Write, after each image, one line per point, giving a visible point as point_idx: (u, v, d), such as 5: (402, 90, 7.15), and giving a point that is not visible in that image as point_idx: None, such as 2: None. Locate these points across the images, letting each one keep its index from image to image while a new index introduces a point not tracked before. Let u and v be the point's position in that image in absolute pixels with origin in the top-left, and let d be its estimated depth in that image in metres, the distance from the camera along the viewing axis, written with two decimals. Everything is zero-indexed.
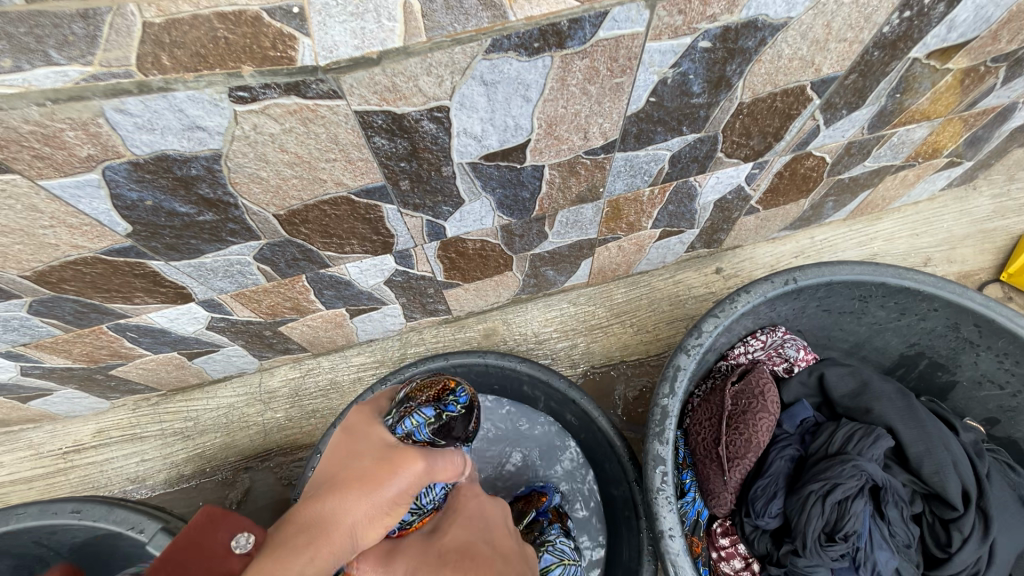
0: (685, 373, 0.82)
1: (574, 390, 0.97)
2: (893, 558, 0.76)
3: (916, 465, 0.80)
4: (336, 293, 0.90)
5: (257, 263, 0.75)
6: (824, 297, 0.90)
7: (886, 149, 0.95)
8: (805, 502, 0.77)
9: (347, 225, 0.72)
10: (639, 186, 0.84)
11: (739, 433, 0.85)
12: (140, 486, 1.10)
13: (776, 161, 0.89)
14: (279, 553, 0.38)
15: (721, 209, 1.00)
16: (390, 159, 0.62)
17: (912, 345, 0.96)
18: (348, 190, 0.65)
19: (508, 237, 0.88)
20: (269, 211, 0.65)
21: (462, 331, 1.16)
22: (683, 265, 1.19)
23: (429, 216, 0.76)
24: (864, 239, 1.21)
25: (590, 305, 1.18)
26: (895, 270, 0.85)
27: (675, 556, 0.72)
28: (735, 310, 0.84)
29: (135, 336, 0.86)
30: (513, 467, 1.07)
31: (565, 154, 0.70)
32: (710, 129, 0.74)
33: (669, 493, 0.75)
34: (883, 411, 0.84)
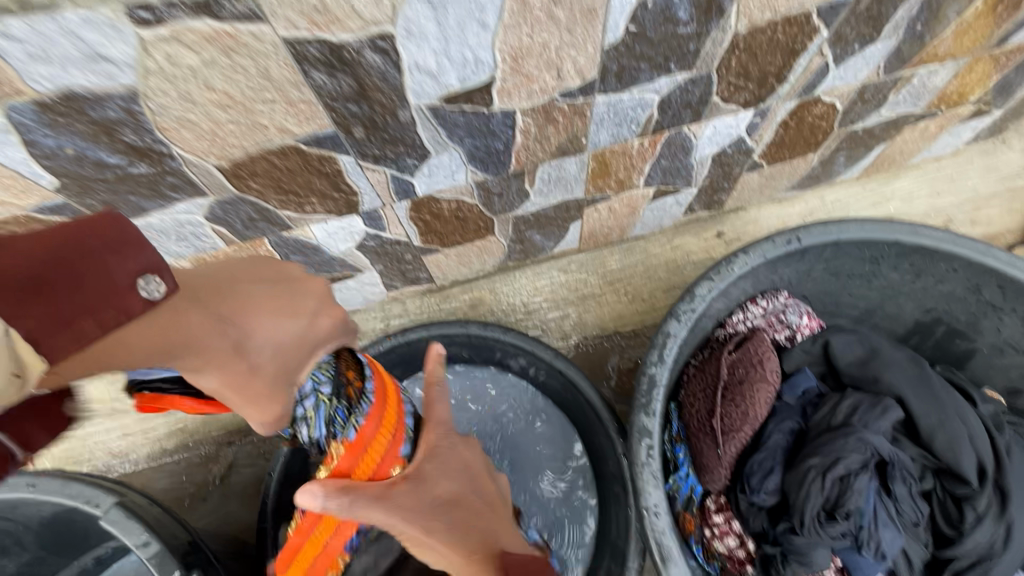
0: (675, 341, 0.75)
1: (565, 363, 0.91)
2: (900, 537, 0.71)
3: (927, 438, 0.73)
4: (305, 259, 0.85)
5: (212, 225, 0.70)
6: (831, 258, 0.83)
7: (904, 94, 0.86)
8: (803, 478, 0.71)
9: (301, 179, 0.66)
10: (626, 137, 0.76)
11: (735, 405, 0.79)
12: (123, 460, 1.08)
13: (779, 109, 0.80)
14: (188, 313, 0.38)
15: (720, 164, 0.92)
16: (336, 100, 0.55)
17: (928, 310, 0.88)
18: (296, 139, 0.59)
19: (486, 197, 0.82)
20: (210, 162, 0.59)
21: (447, 301, 1.10)
22: (682, 230, 1.12)
23: (393, 170, 0.69)
24: (879, 198, 1.12)
25: (582, 273, 1.11)
26: (910, 226, 0.77)
27: (660, 535, 0.67)
28: (731, 272, 0.77)
29: None
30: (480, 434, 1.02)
31: (538, 97, 0.63)
32: (703, 67, 0.66)
33: (654, 467, 0.70)
34: (893, 380, 0.77)
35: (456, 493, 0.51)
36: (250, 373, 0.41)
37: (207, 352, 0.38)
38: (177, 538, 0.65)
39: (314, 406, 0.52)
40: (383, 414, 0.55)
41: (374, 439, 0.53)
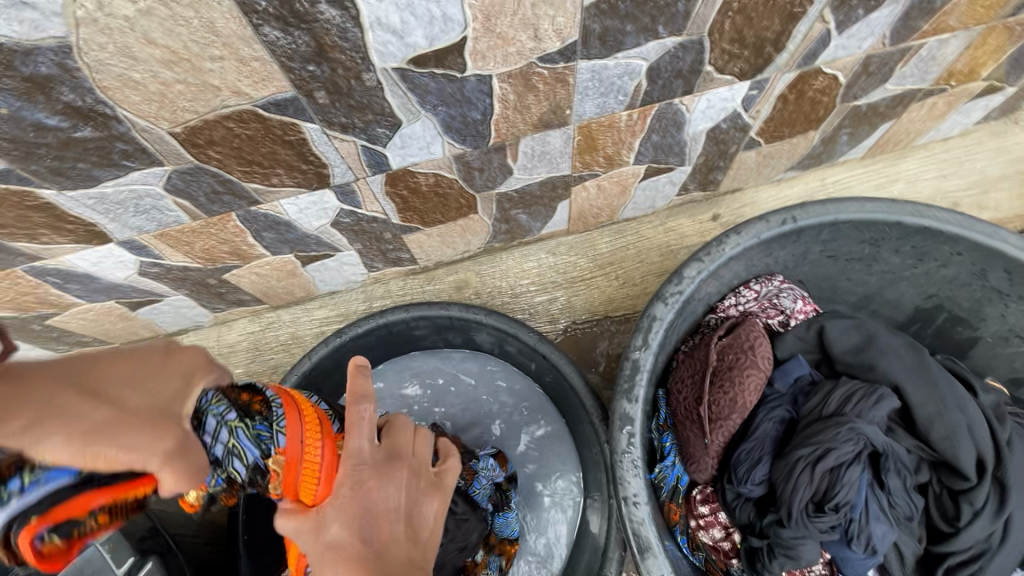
0: (660, 324, 0.72)
1: (551, 348, 0.86)
2: (891, 531, 0.68)
3: (923, 430, 0.69)
4: (278, 237, 0.81)
5: (172, 197, 0.66)
6: (828, 240, 0.78)
7: (911, 67, 0.81)
8: (792, 469, 0.68)
9: (265, 149, 0.62)
10: (613, 109, 0.72)
11: (723, 392, 0.76)
12: None
13: (777, 81, 0.76)
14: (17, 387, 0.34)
15: (715, 141, 0.87)
16: (292, 60, 0.51)
17: (930, 297, 0.84)
18: (253, 103, 0.55)
19: (466, 171, 0.77)
20: (161, 127, 0.55)
21: (431, 283, 1.06)
22: (676, 212, 1.08)
23: (363, 140, 0.65)
24: (883, 180, 1.07)
25: (571, 255, 1.08)
26: (912, 206, 0.72)
27: (639, 525, 0.65)
28: (722, 253, 0.74)
29: (61, 282, 0.79)
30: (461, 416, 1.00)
31: (515, 60, 0.59)
32: (694, 30, 0.62)
33: (635, 456, 0.67)
34: (889, 368, 0.73)
35: (345, 545, 0.43)
36: (118, 413, 0.36)
37: (55, 407, 0.34)
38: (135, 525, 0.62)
39: (231, 434, 0.47)
40: (303, 415, 0.51)
41: (302, 449, 0.48)
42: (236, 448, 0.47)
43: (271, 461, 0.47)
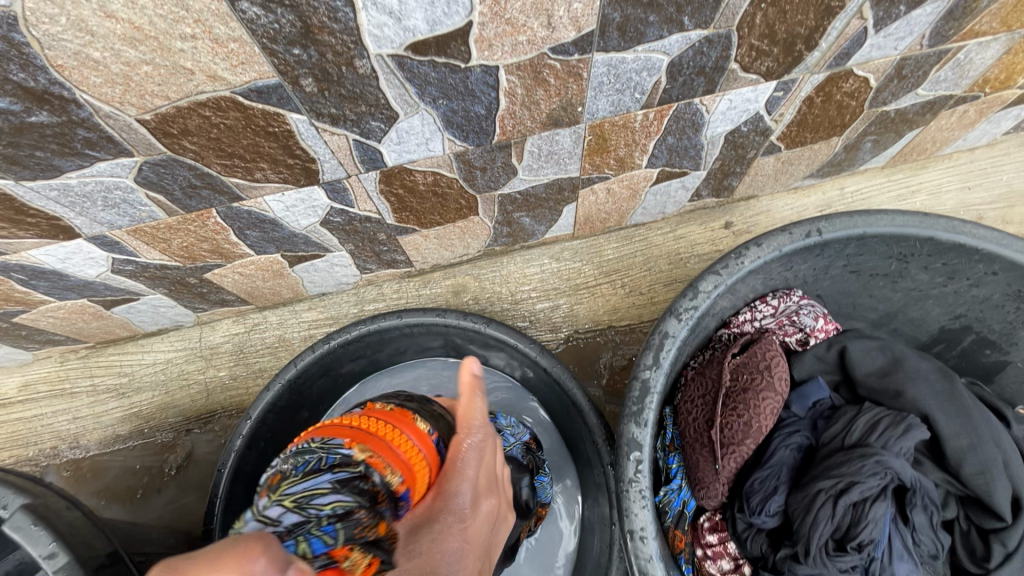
0: (674, 342, 0.66)
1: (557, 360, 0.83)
2: (916, 572, 0.63)
3: (954, 463, 0.64)
4: (263, 235, 0.76)
5: (145, 191, 0.60)
6: (854, 254, 0.73)
7: (946, 72, 0.76)
8: (812, 502, 0.63)
9: (246, 141, 0.56)
10: (629, 107, 0.67)
11: (737, 415, 0.71)
12: (73, 446, 1.00)
13: (804, 83, 0.70)
14: None
15: (733, 145, 0.82)
16: (275, 42, 0.45)
17: (957, 317, 0.79)
18: (231, 90, 0.49)
19: (467, 170, 0.72)
20: (128, 113, 0.49)
21: (427, 287, 1.01)
22: (686, 218, 1.02)
23: (356, 133, 0.60)
24: (904, 191, 1.02)
25: (575, 261, 1.02)
26: (947, 221, 0.67)
27: (646, 562, 0.60)
28: (740, 266, 0.68)
29: (26, 279, 0.73)
30: None
31: (525, 51, 0.53)
32: (722, 24, 0.56)
33: (643, 486, 0.61)
34: (918, 396, 0.67)
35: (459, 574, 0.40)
36: None
37: None
38: (92, 549, 0.57)
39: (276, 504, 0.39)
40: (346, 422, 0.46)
41: (380, 435, 0.44)
42: (303, 500, 0.39)
43: (360, 454, 0.42)
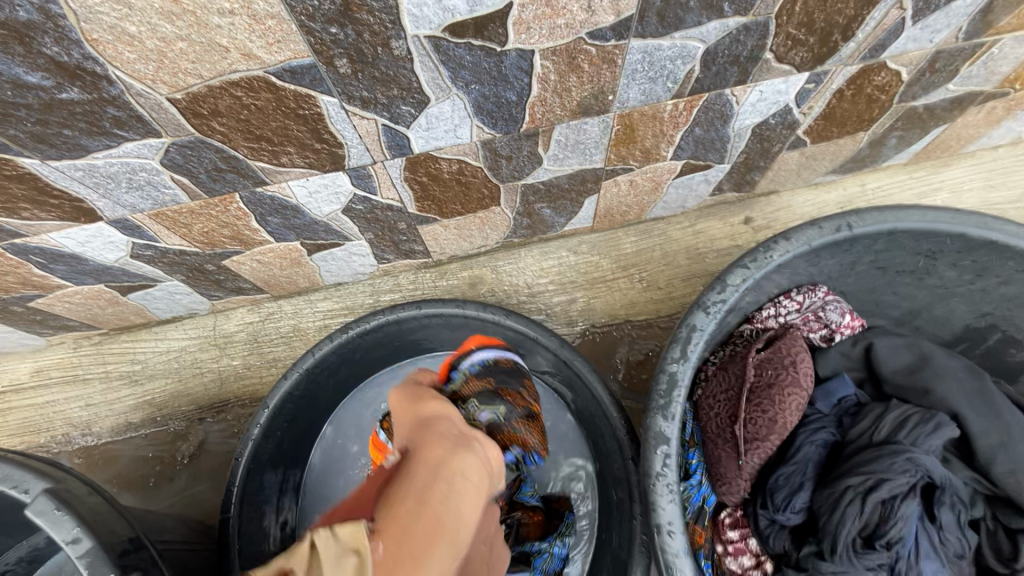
0: (701, 336, 0.65)
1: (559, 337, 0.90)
2: (942, 570, 0.62)
3: (984, 460, 0.64)
4: (284, 222, 0.75)
5: (170, 173, 0.60)
6: (881, 250, 0.72)
7: (978, 67, 0.75)
8: (838, 500, 0.63)
9: (275, 124, 0.55)
10: (659, 96, 0.66)
11: (762, 410, 0.70)
12: (85, 433, 0.99)
13: (837, 75, 0.69)
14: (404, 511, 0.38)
15: (760, 138, 0.81)
16: (313, 19, 0.44)
17: (983, 315, 0.79)
18: (265, 69, 0.48)
19: (492, 159, 0.71)
20: (159, 92, 0.48)
21: (444, 278, 1.00)
22: (706, 213, 1.01)
23: (385, 118, 0.59)
24: (926, 189, 1.01)
25: (593, 255, 1.01)
26: (980, 218, 0.67)
27: (673, 557, 0.59)
28: (769, 260, 0.67)
29: (45, 263, 0.72)
30: None
31: (562, 35, 0.52)
32: (761, 11, 0.56)
33: (671, 480, 0.61)
34: (946, 393, 0.67)
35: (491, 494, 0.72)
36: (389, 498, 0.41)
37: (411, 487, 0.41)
38: (115, 534, 0.56)
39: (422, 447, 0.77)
40: None
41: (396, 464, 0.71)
42: None
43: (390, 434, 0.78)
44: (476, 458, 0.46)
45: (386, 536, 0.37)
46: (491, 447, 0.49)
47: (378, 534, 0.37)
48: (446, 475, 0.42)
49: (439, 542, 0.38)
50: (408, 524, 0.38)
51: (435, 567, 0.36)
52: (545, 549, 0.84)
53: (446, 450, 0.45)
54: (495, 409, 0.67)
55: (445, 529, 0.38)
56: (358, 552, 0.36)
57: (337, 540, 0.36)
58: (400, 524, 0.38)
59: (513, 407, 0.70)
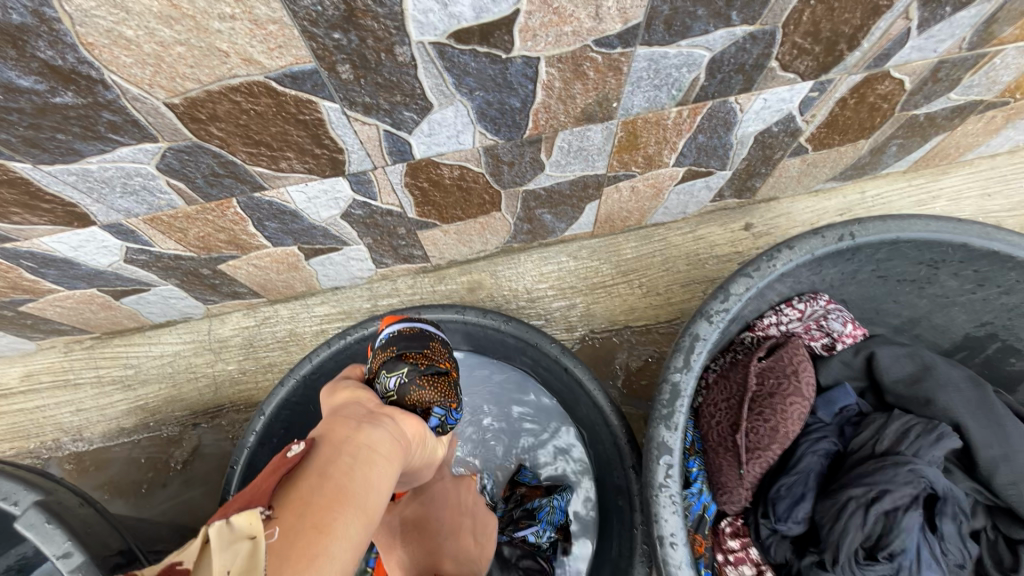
0: (704, 345, 0.65)
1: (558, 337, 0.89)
2: None
3: (986, 472, 0.64)
4: (282, 227, 0.73)
5: (166, 178, 0.58)
6: (883, 259, 0.72)
7: (979, 77, 0.76)
8: (841, 510, 0.62)
9: (274, 129, 0.54)
10: (664, 104, 0.65)
11: (763, 419, 0.69)
12: (76, 439, 0.97)
13: (841, 83, 0.69)
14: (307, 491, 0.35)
15: (762, 145, 0.80)
16: (316, 24, 0.43)
17: (983, 324, 0.79)
18: (266, 74, 0.47)
19: (494, 165, 0.70)
20: (156, 96, 0.47)
21: (443, 283, 0.99)
22: (707, 218, 1.01)
23: (387, 124, 0.58)
24: (925, 197, 1.02)
25: (593, 260, 1.01)
26: (982, 228, 0.67)
27: (676, 569, 0.59)
28: (772, 269, 0.67)
29: (36, 267, 0.71)
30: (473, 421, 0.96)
31: (569, 42, 0.52)
32: (768, 20, 0.55)
33: (673, 491, 0.60)
34: (949, 403, 0.67)
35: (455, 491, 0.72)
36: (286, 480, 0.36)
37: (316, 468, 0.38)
38: (107, 547, 0.55)
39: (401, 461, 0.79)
40: None
41: None
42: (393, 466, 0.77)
43: None
44: (380, 435, 0.44)
45: (281, 518, 0.33)
46: (403, 421, 0.50)
47: (274, 519, 0.32)
48: (349, 453, 0.40)
49: (344, 515, 0.35)
50: (309, 507, 0.34)
51: (344, 537, 0.33)
52: (547, 502, 0.84)
53: (352, 431, 0.43)
54: (397, 370, 0.63)
55: (352, 500, 0.36)
56: (252, 538, 0.30)
57: (224, 531, 0.31)
58: (298, 509, 0.34)
59: (418, 366, 0.64)
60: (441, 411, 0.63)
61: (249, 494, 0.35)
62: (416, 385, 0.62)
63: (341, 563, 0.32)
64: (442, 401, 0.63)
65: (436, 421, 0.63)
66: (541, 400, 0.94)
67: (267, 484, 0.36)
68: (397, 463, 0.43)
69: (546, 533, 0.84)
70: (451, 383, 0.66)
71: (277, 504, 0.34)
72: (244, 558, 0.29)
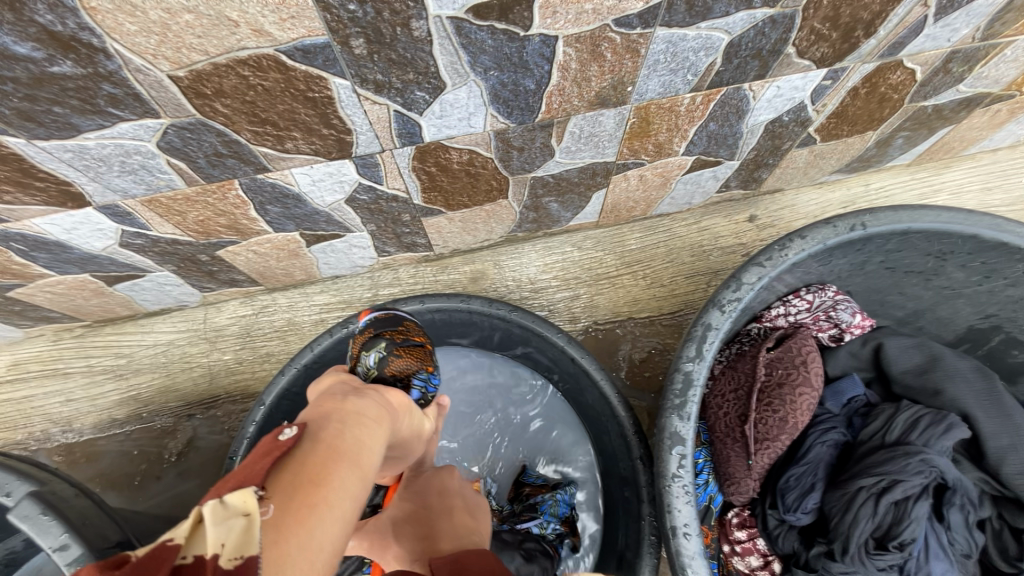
0: (716, 335, 0.64)
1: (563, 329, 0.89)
2: (951, 570, 0.62)
3: (995, 463, 0.65)
4: (284, 211, 0.71)
5: (166, 157, 0.56)
6: (892, 250, 0.72)
7: (989, 69, 0.76)
8: (852, 500, 0.62)
9: (282, 106, 0.52)
10: (678, 89, 0.64)
11: (773, 410, 0.69)
12: (66, 430, 0.94)
13: (854, 72, 0.69)
14: (302, 453, 0.34)
15: (771, 135, 0.80)
16: None
17: (987, 317, 0.79)
18: (276, 47, 0.45)
19: (504, 150, 0.68)
20: (160, 68, 0.45)
21: (445, 272, 0.98)
22: (711, 210, 1.00)
23: (397, 104, 0.56)
24: (927, 190, 1.02)
25: (597, 251, 1.00)
26: (992, 220, 0.66)
27: (689, 560, 0.58)
28: (784, 259, 0.66)
29: (26, 250, 0.68)
30: (477, 413, 0.95)
31: (588, 21, 0.50)
32: (789, 3, 0.54)
33: (686, 481, 0.60)
34: (957, 394, 0.67)
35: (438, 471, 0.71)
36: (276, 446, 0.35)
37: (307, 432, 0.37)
38: (106, 539, 0.53)
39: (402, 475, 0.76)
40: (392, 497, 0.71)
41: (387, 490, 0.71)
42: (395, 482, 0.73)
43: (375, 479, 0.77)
44: (363, 401, 0.45)
45: (276, 489, 0.31)
46: (385, 392, 0.51)
47: (269, 494, 0.31)
48: (336, 418, 0.40)
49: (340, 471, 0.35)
50: (301, 465, 0.33)
51: (343, 489, 0.33)
52: (548, 496, 0.84)
53: (336, 399, 0.43)
54: (372, 347, 0.63)
55: (347, 456, 0.36)
56: (247, 515, 0.28)
57: (218, 509, 0.28)
58: (294, 474, 0.32)
59: (391, 341, 0.65)
60: (421, 380, 0.63)
61: (237, 471, 0.33)
62: (393, 355, 0.63)
63: (342, 512, 0.32)
64: (420, 369, 0.63)
65: (417, 391, 0.63)
66: (544, 390, 0.94)
67: (255, 458, 0.34)
68: (386, 425, 0.44)
69: (550, 525, 0.82)
70: (427, 353, 0.67)
71: (270, 477, 0.32)
72: (240, 533, 0.28)
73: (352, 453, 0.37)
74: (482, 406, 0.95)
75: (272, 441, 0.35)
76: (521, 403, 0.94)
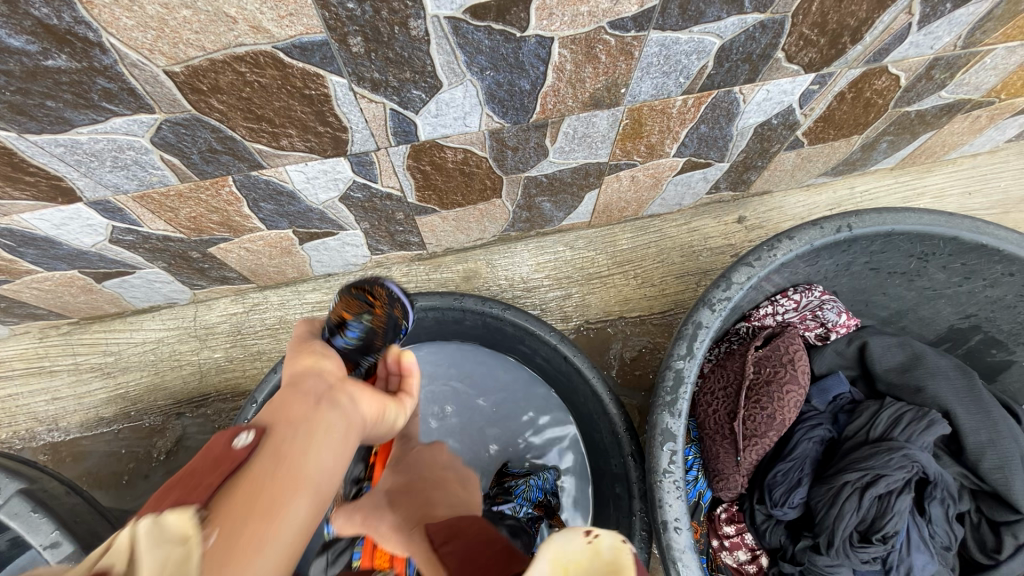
0: (707, 333, 0.65)
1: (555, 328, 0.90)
2: (932, 562, 0.64)
3: (974, 458, 0.67)
4: (277, 208, 0.71)
5: (160, 153, 0.56)
6: (877, 251, 0.74)
7: (970, 76, 0.78)
8: (837, 495, 0.64)
9: (278, 104, 0.52)
10: (670, 92, 0.65)
11: (761, 407, 0.70)
12: (51, 429, 0.93)
13: (841, 77, 0.70)
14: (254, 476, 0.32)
15: (760, 137, 0.81)
16: None
17: (967, 317, 0.81)
18: (273, 44, 0.45)
19: (499, 149, 0.69)
20: (156, 63, 0.45)
21: (438, 271, 0.98)
22: (701, 211, 1.02)
23: (394, 102, 0.56)
24: (909, 193, 1.05)
25: (589, 250, 1.01)
26: (972, 222, 0.68)
27: (680, 554, 0.59)
28: (773, 259, 0.68)
29: (14, 246, 0.67)
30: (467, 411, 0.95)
31: (584, 23, 0.51)
32: (779, 9, 0.56)
33: (677, 477, 0.61)
34: (938, 391, 0.70)
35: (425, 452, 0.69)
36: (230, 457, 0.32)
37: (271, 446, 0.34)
38: (97, 537, 0.53)
39: None
40: None
41: None
42: None
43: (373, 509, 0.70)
44: (345, 409, 0.41)
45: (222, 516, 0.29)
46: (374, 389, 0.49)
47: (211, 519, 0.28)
48: (304, 431, 0.37)
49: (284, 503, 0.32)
50: (245, 491, 0.31)
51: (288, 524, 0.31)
52: (520, 480, 0.84)
53: (315, 399, 0.40)
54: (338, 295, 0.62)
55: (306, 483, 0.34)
56: (184, 543, 0.26)
57: (154, 530, 0.26)
58: (230, 499, 0.30)
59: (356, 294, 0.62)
60: (352, 328, 0.57)
61: (186, 481, 0.30)
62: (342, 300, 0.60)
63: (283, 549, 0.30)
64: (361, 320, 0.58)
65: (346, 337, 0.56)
66: (535, 388, 0.95)
67: (206, 466, 0.31)
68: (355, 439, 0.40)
69: (523, 508, 0.80)
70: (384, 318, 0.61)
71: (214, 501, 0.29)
72: (175, 562, 0.25)
73: (310, 480, 0.34)
74: (473, 403, 0.96)
75: (224, 446, 0.33)
76: (512, 400, 0.95)
